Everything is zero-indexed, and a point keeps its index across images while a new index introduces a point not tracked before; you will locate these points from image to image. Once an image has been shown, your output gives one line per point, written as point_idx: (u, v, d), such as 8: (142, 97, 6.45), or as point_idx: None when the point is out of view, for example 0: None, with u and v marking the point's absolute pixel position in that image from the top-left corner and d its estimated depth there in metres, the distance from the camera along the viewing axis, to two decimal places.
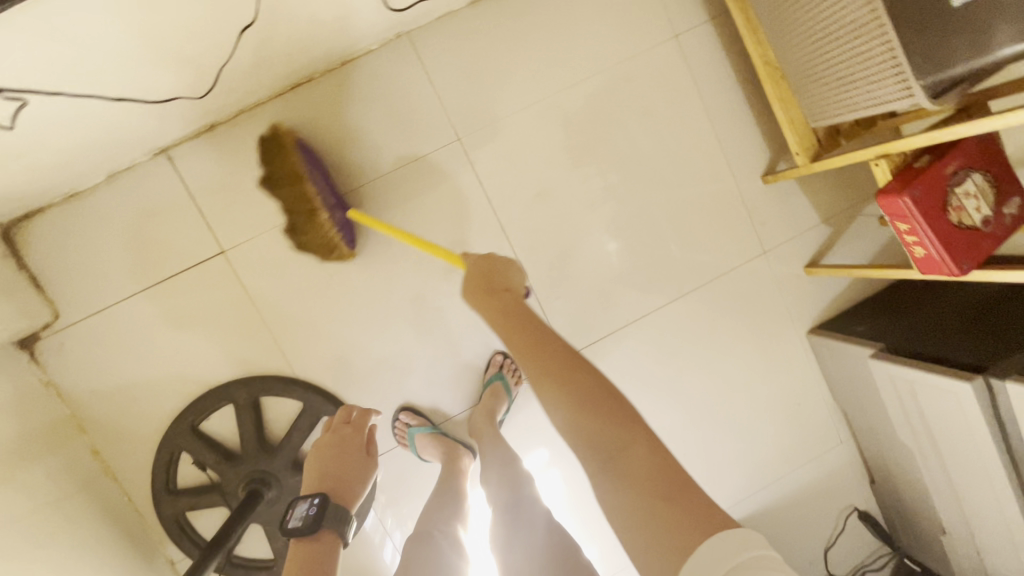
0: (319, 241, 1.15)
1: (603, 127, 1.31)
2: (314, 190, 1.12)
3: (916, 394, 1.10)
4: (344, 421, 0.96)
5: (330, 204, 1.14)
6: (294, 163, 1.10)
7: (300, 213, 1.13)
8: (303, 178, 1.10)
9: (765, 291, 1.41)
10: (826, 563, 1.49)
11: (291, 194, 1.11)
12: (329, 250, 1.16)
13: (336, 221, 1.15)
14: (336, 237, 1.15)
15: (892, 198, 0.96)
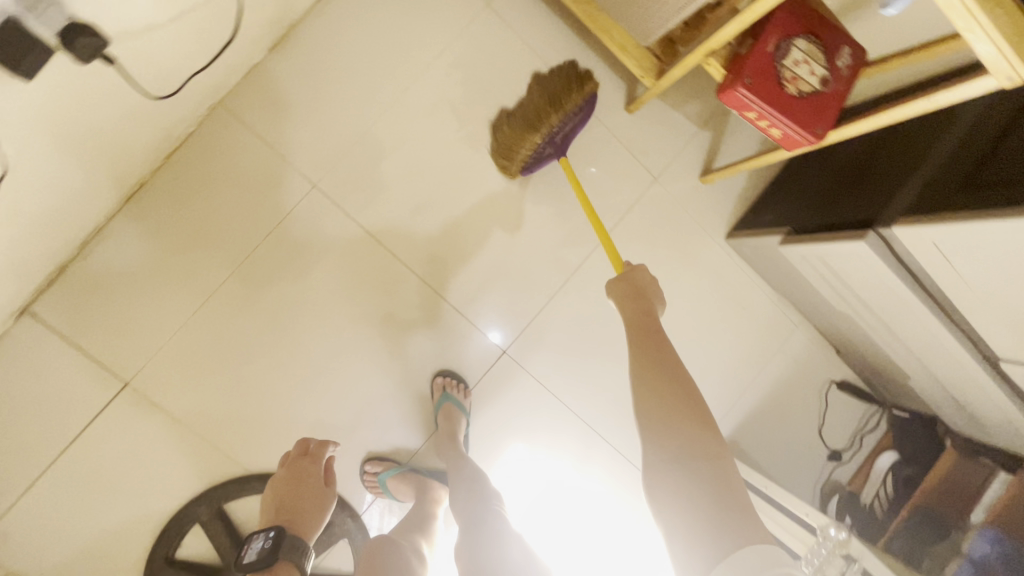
0: (505, 150, 1.25)
1: (453, 120, 1.30)
2: (560, 123, 1.21)
3: (829, 265, 1.10)
4: (302, 453, 1.07)
5: (554, 140, 1.22)
6: (564, 101, 1.21)
7: (524, 124, 1.23)
8: (560, 109, 1.21)
9: (671, 214, 1.40)
10: (824, 441, 1.51)
11: (538, 110, 1.22)
12: (507, 161, 1.27)
13: (537, 153, 1.24)
14: (521, 156, 1.24)
15: (730, 93, 0.96)
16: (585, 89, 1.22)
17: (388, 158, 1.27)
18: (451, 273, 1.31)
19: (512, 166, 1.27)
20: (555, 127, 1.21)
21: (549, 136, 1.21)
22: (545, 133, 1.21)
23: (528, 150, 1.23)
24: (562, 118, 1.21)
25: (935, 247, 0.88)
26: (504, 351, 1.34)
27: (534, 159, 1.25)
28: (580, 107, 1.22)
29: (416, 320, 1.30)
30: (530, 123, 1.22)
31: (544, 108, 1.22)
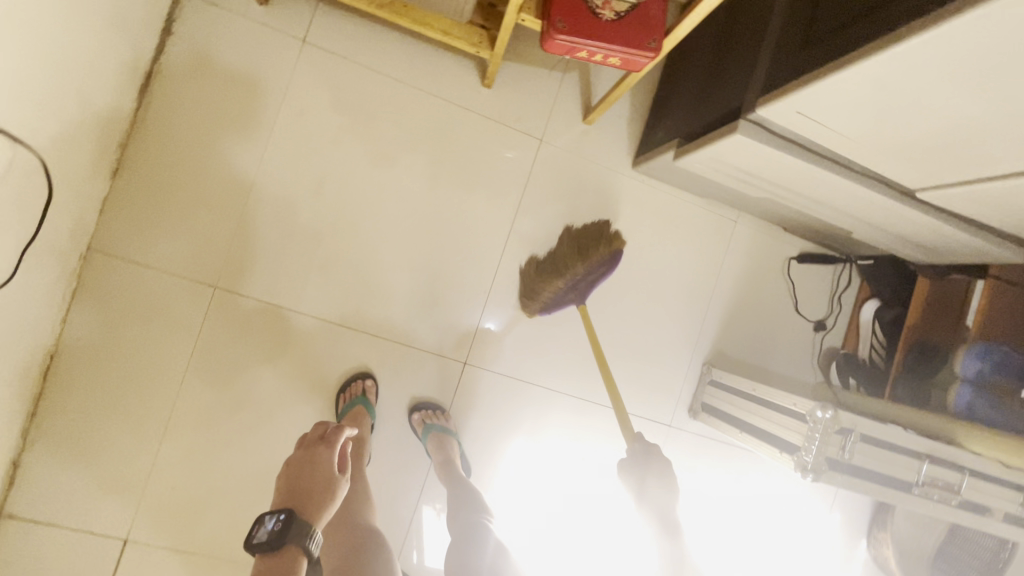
0: (529, 289, 1.31)
1: (321, 165, 1.27)
2: (584, 273, 1.27)
3: (727, 161, 1.08)
4: (319, 437, 1.00)
5: (577, 288, 1.28)
6: (591, 253, 1.27)
7: (550, 266, 1.29)
8: (586, 260, 1.26)
9: (571, 168, 1.37)
10: (805, 317, 1.50)
11: (565, 256, 1.28)
12: (530, 298, 1.32)
13: (559, 297, 1.29)
14: (543, 297, 1.30)
15: (551, 43, 0.92)
16: (615, 245, 1.27)
17: (277, 229, 1.25)
18: (383, 311, 1.30)
19: (533, 304, 1.32)
20: (579, 276, 1.27)
21: (571, 282, 1.27)
22: (569, 280, 1.27)
23: (549, 293, 1.29)
24: (587, 270, 1.27)
25: (800, 114, 0.85)
26: (467, 362, 1.34)
27: (554, 300, 1.30)
28: (606, 260, 1.27)
29: (372, 368, 1.29)
30: (556, 269, 1.28)
31: (571, 254, 1.28)
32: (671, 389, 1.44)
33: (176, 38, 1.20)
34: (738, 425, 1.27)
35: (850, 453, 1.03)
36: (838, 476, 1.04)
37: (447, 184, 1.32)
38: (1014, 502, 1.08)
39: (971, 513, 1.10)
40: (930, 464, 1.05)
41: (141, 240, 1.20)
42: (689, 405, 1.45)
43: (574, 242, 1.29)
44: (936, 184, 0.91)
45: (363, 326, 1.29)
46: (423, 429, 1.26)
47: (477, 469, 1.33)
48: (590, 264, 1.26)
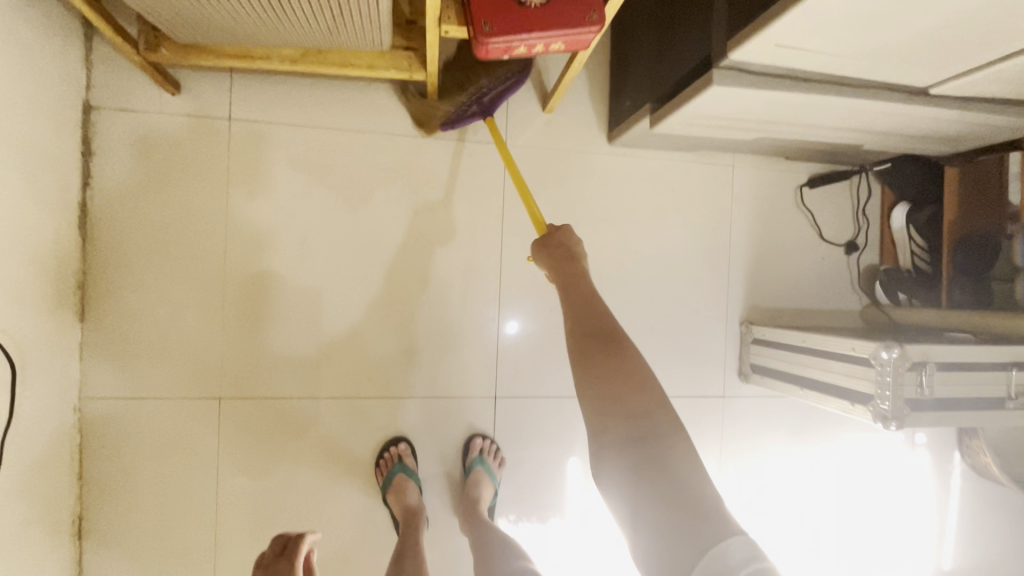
0: (428, 105, 1.18)
1: (289, 240, 1.19)
2: (489, 83, 1.10)
3: (708, 114, 0.97)
4: (279, 552, 0.93)
5: (481, 100, 1.10)
6: (497, 65, 1.10)
7: (451, 88, 1.16)
8: (490, 71, 1.10)
9: (545, 164, 1.27)
10: (830, 243, 1.39)
11: (468, 73, 1.14)
12: (427, 117, 1.19)
13: (462, 112, 1.12)
14: (442, 111, 1.15)
15: (485, 50, 0.82)
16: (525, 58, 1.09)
17: (265, 321, 1.19)
18: (395, 369, 1.23)
19: (431, 123, 1.19)
20: (482, 87, 1.10)
21: (473, 94, 1.11)
22: (470, 91, 1.11)
23: (449, 108, 1.15)
24: (491, 79, 1.10)
25: (781, 47, 0.74)
26: (497, 395, 1.26)
27: (453, 116, 1.13)
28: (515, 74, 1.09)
29: (402, 429, 1.23)
30: (459, 81, 1.15)
31: (474, 69, 1.13)
32: (714, 357, 1.35)
33: (100, 158, 1.13)
34: (796, 381, 1.17)
35: (930, 387, 0.93)
36: (922, 415, 0.94)
37: (421, 219, 1.24)
38: None
39: None
40: (1019, 372, 0.95)
41: (130, 374, 1.14)
42: (737, 368, 1.35)
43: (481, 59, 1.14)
44: (955, 73, 0.80)
45: (379, 390, 1.22)
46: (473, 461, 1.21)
47: (539, 497, 1.28)
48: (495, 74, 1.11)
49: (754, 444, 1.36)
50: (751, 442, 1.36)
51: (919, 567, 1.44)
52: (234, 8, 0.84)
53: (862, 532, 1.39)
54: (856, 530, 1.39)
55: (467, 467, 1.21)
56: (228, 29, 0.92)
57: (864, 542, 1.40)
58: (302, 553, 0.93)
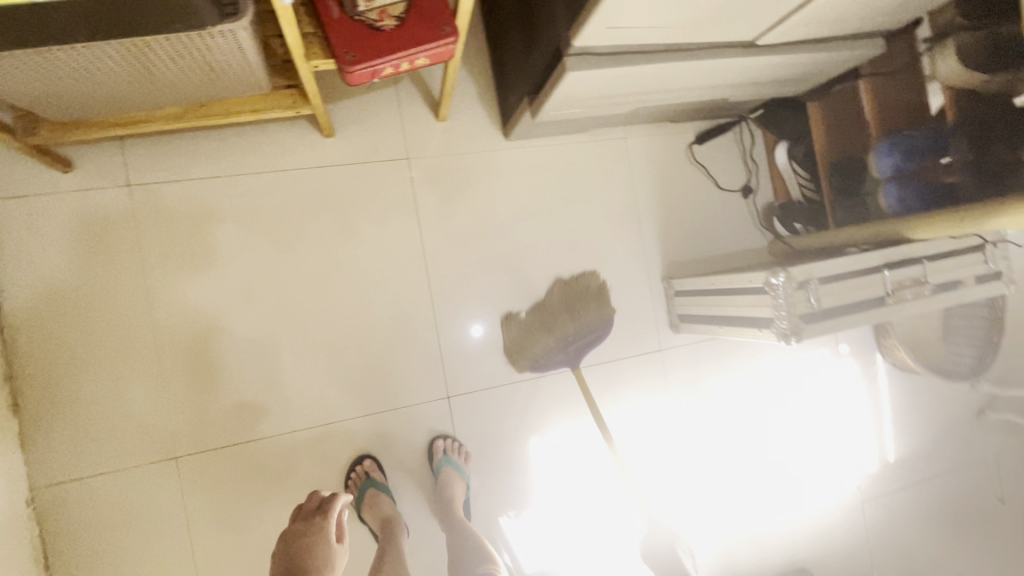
0: (518, 345, 1.33)
1: (215, 291, 1.21)
2: (575, 334, 1.32)
3: (578, 95, 1.05)
4: (314, 508, 0.92)
5: (568, 349, 1.32)
6: (581, 315, 1.33)
7: (536, 330, 1.33)
8: (577, 322, 1.33)
9: (451, 169, 1.33)
10: (728, 191, 1.51)
11: (555, 317, 1.33)
12: (517, 354, 1.34)
13: (549, 356, 1.32)
14: (533, 352, 1.32)
15: (353, 78, 0.87)
16: (604, 313, 1.36)
17: (207, 373, 1.20)
18: (347, 392, 1.26)
19: (522, 360, 1.33)
20: (569, 336, 1.32)
21: (561, 343, 1.31)
22: (560, 339, 1.31)
23: (541, 351, 1.32)
24: (578, 328, 1.33)
25: (613, 28, 0.82)
26: (450, 395, 1.32)
27: (543, 358, 1.33)
28: (596, 325, 1.35)
29: (367, 448, 1.26)
30: (545, 325, 1.33)
31: (563, 318, 1.32)
32: (646, 316, 1.45)
33: (1, 249, 1.12)
34: (715, 322, 1.28)
35: (819, 300, 1.03)
36: (818, 326, 1.04)
37: (343, 245, 1.28)
38: (981, 263, 1.15)
39: (947, 291, 1.14)
40: (890, 272, 1.08)
41: (77, 456, 1.14)
42: (669, 321, 1.45)
43: (564, 301, 1.35)
44: (773, 22, 0.91)
45: (336, 416, 1.26)
46: (438, 462, 1.26)
47: (511, 481, 1.34)
48: (580, 326, 1.33)
49: (697, 386, 1.47)
50: (695, 385, 1.46)
51: (865, 464, 1.59)
52: (103, 80, 0.87)
53: (809, 444, 1.53)
54: (803, 444, 1.53)
55: (435, 470, 1.26)
56: (104, 100, 0.94)
57: (813, 453, 1.53)
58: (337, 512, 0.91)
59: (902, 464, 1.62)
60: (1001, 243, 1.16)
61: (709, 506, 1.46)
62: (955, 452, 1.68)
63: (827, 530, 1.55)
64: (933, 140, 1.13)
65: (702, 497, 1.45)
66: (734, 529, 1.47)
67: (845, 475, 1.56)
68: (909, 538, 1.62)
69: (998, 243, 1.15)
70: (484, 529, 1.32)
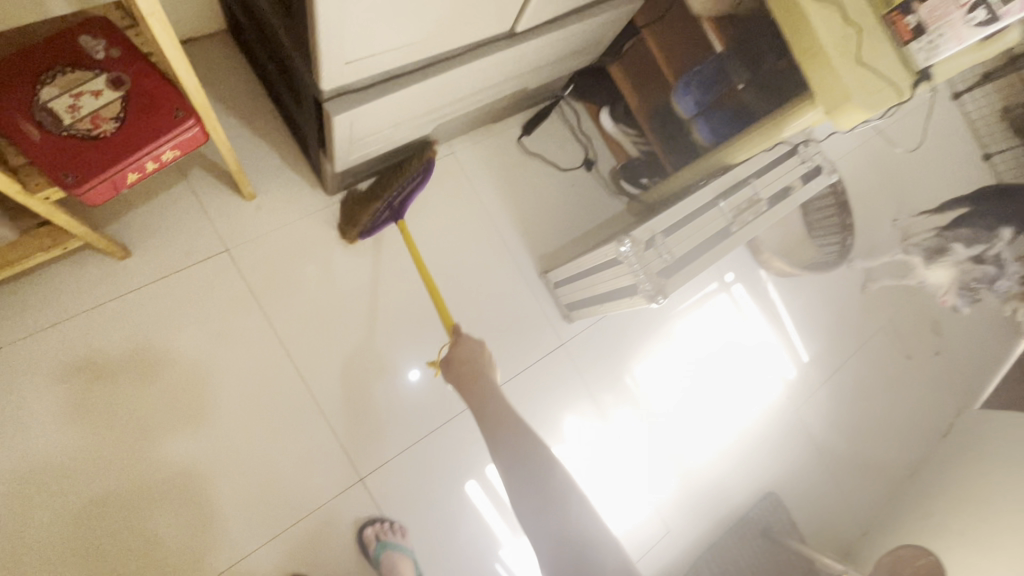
0: (348, 215, 1.22)
1: (48, 473, 1.04)
2: (396, 191, 1.17)
3: (366, 132, 0.99)
4: None
5: (392, 206, 1.19)
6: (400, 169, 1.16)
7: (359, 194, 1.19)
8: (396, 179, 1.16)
9: (281, 245, 1.23)
10: (570, 170, 1.52)
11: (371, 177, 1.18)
12: (350, 225, 1.22)
13: (378, 220, 1.20)
14: (361, 220, 1.19)
15: (89, 196, 0.76)
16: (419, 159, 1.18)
17: (67, 568, 1.02)
18: (247, 519, 1.13)
19: (353, 231, 1.22)
20: (391, 195, 1.17)
21: (385, 203, 1.18)
22: (382, 202, 1.17)
23: (366, 218, 1.19)
24: (398, 186, 1.17)
25: (353, 63, 0.77)
26: (363, 475, 1.21)
27: (372, 225, 1.21)
28: (419, 172, 1.18)
29: (292, 569, 1.13)
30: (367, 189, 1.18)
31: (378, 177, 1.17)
32: (536, 317, 1.42)
33: None
34: (596, 301, 1.27)
35: (669, 252, 1.04)
36: (678, 276, 1.05)
37: (188, 364, 1.14)
38: (800, 164, 1.21)
39: (781, 200, 1.19)
40: (725, 202, 1.11)
41: None
42: (560, 313, 1.44)
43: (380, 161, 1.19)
44: (519, 7, 0.90)
45: (243, 549, 1.12)
46: (374, 548, 1.15)
47: (462, 534, 1.26)
48: (398, 180, 1.16)
49: (608, 363, 1.47)
50: (605, 364, 1.46)
51: (784, 372, 1.65)
52: None
53: (729, 376, 1.57)
54: (723, 379, 1.56)
55: (372, 559, 1.14)
56: None
57: (735, 383, 1.57)
58: None
59: (818, 361, 1.71)
60: (811, 141, 1.23)
61: (661, 472, 1.46)
62: (856, 330, 1.79)
63: (775, 447, 1.60)
64: (717, 68, 1.14)
65: (651, 467, 1.45)
66: (691, 485, 1.49)
67: (769, 392, 1.62)
68: (848, 424, 1.71)
69: (807, 142, 1.22)
70: None
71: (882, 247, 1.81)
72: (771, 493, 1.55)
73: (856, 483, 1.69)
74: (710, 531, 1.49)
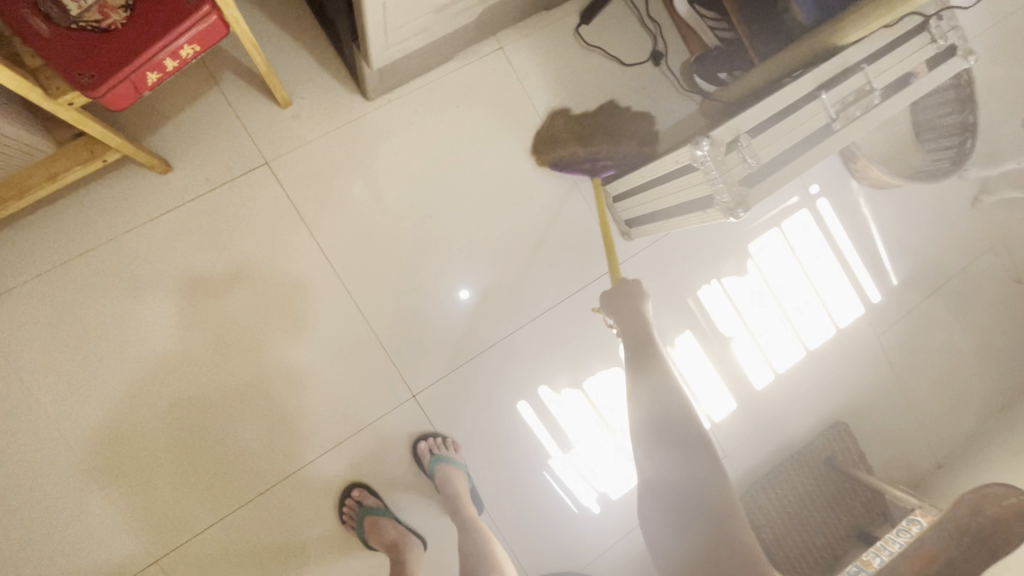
0: (550, 138, 1.27)
1: (121, 381, 1.10)
2: (610, 152, 1.28)
3: (403, 19, 0.86)
4: None
5: (597, 163, 1.28)
6: (624, 140, 1.30)
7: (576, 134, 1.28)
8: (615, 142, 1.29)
9: (322, 157, 1.16)
10: (636, 65, 1.33)
11: (593, 131, 1.29)
12: (547, 147, 1.27)
13: (577, 162, 1.28)
14: (562, 151, 1.27)
15: (109, 98, 0.71)
16: (650, 146, 1.32)
17: (149, 465, 1.11)
18: (305, 430, 1.17)
19: (546, 155, 1.27)
20: (604, 153, 1.28)
21: (594, 155, 1.28)
22: (591, 150, 1.28)
23: (568, 153, 1.28)
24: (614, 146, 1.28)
25: None
26: (415, 392, 1.22)
27: (569, 160, 1.28)
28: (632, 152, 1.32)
29: (351, 476, 1.19)
30: (585, 135, 1.28)
31: (602, 135, 1.29)
32: (592, 235, 1.31)
33: None
34: (662, 217, 1.14)
35: (755, 157, 0.88)
36: (764, 184, 0.90)
37: (238, 282, 1.14)
38: (929, 44, 0.98)
39: (899, 91, 0.98)
40: (829, 93, 0.92)
41: None
42: (619, 231, 1.32)
43: (608, 121, 1.31)
44: None
45: (304, 456, 1.17)
46: (429, 462, 1.18)
47: (514, 451, 1.26)
48: (620, 146, 1.29)
49: (670, 283, 1.36)
50: (665, 285, 1.36)
51: (869, 296, 1.49)
52: None
53: (807, 296, 1.43)
54: (801, 299, 1.42)
55: (429, 471, 1.17)
56: None
57: (813, 304, 1.43)
58: None
59: (909, 284, 1.52)
60: (946, 11, 0.98)
61: (723, 393, 1.39)
62: (960, 250, 1.56)
63: (848, 375, 1.48)
64: None
65: (712, 388, 1.38)
66: (752, 411, 1.42)
67: (850, 316, 1.47)
68: (936, 354, 1.55)
69: (942, 13, 0.97)
70: (503, 507, 1.26)
71: (1008, 151, 1.52)
72: (840, 423, 1.46)
73: (936, 416, 1.56)
74: (769, 458, 1.43)
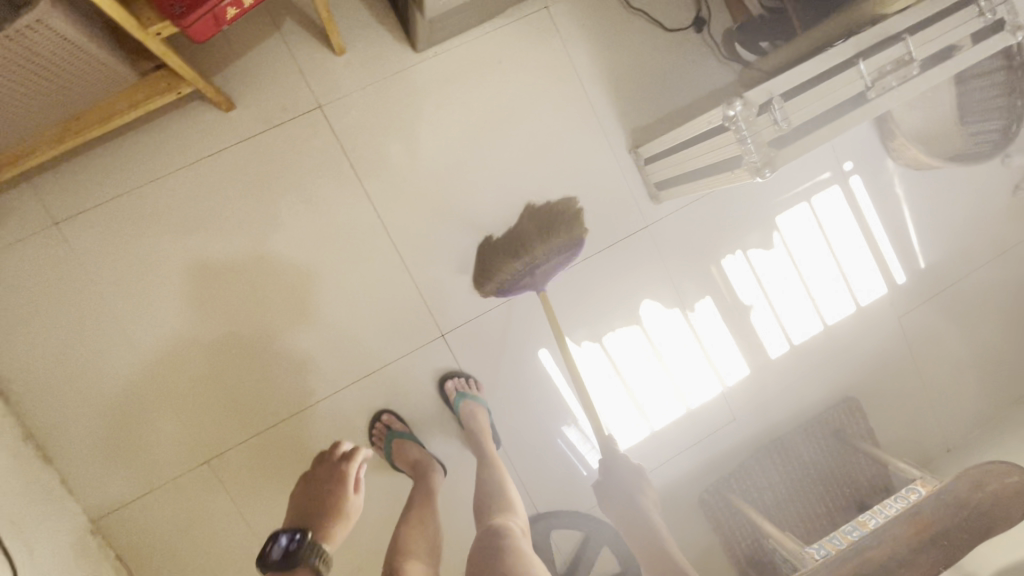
0: (484, 268, 1.28)
1: (184, 298, 1.21)
2: (544, 255, 1.24)
3: None
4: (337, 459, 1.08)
5: (534, 272, 1.24)
6: (552, 237, 1.25)
7: (507, 251, 1.26)
8: (546, 243, 1.24)
9: (370, 106, 1.23)
10: (678, 31, 1.35)
11: (523, 240, 1.25)
12: (485, 279, 1.28)
13: (517, 279, 1.25)
14: (500, 277, 1.25)
15: (194, 31, 0.80)
16: (579, 231, 1.28)
17: (203, 377, 1.23)
18: (342, 358, 1.27)
19: (488, 286, 1.28)
20: (538, 258, 1.23)
21: (529, 265, 1.23)
22: (526, 262, 1.23)
23: (507, 275, 1.25)
24: (544, 252, 1.24)
25: None
26: (444, 332, 1.30)
27: (510, 283, 1.26)
28: (567, 245, 1.27)
29: (380, 404, 1.29)
30: (515, 249, 1.25)
31: (531, 240, 1.25)
32: (621, 197, 1.35)
33: None
34: (691, 180, 1.18)
35: (787, 119, 0.91)
36: (792, 148, 0.94)
37: (288, 217, 1.23)
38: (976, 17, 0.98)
39: (940, 64, 0.99)
40: (866, 61, 0.94)
41: (123, 480, 1.21)
42: (648, 194, 1.36)
43: (535, 224, 1.27)
44: None
45: (339, 382, 1.27)
46: (455, 398, 1.27)
47: (532, 395, 1.34)
48: (550, 245, 1.24)
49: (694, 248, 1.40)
50: (689, 249, 1.40)
51: (894, 277, 1.50)
52: None
53: (830, 271, 1.45)
54: (824, 274, 1.45)
55: (454, 406, 1.26)
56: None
57: (836, 280, 1.46)
58: (353, 469, 1.06)
59: (936, 269, 1.53)
60: None
61: (737, 359, 1.44)
62: (993, 239, 1.55)
63: (864, 354, 1.51)
64: None
65: (727, 353, 1.43)
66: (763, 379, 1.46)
67: (872, 295, 1.49)
68: (956, 340, 1.56)
69: None
70: (518, 445, 1.35)
71: None
72: (851, 398, 1.49)
73: (950, 400, 1.58)
74: (776, 425, 1.48)
